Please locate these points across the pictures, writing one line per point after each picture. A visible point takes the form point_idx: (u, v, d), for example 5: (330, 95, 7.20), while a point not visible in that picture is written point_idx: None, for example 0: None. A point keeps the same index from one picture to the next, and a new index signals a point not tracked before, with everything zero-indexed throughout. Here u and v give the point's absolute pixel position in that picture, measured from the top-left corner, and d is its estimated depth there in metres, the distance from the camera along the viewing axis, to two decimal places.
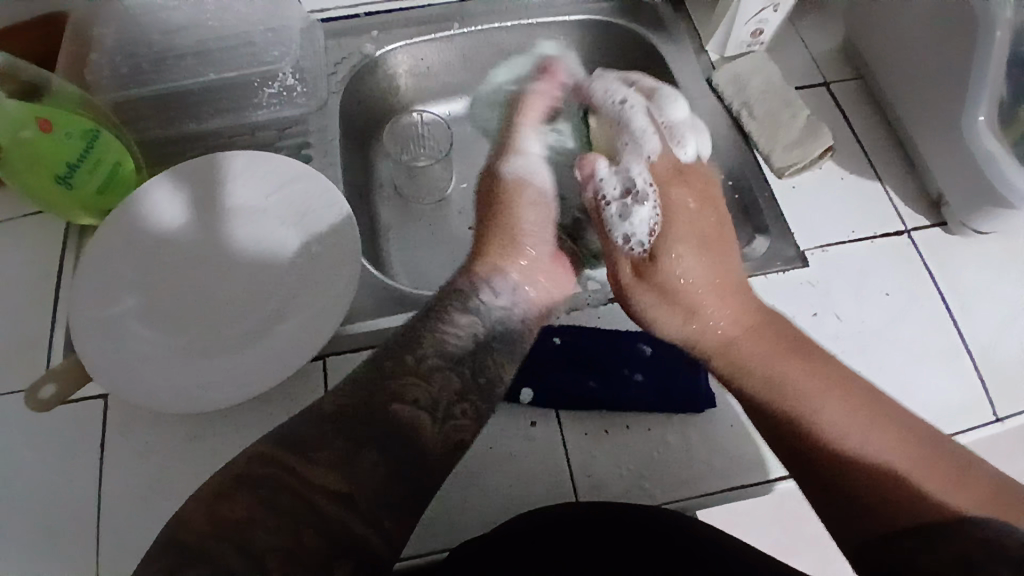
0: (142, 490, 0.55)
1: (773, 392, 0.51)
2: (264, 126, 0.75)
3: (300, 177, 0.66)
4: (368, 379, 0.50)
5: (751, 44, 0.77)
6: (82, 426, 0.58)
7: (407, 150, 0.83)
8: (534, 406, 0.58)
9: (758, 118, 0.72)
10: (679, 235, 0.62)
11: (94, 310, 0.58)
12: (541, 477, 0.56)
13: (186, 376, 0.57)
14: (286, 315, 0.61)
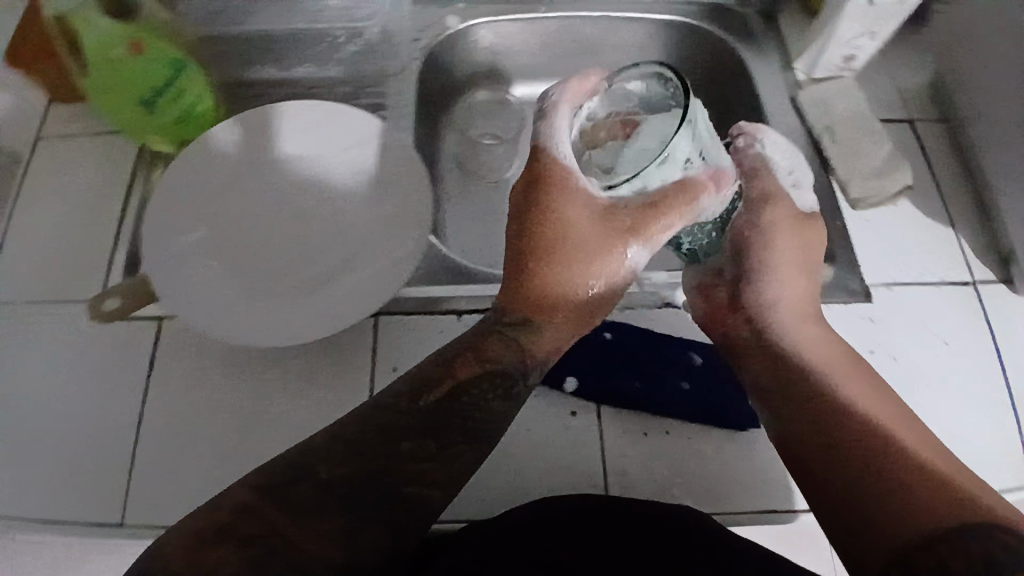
0: (185, 417, 0.56)
1: (824, 411, 0.51)
2: (342, 81, 0.71)
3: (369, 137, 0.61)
4: (373, 415, 0.48)
5: (841, 69, 0.70)
6: (133, 347, 0.58)
7: (475, 125, 0.79)
8: (576, 397, 0.57)
9: (840, 144, 0.66)
10: (780, 254, 0.60)
11: (163, 237, 0.55)
12: (574, 468, 0.54)
13: (244, 316, 0.53)
14: (353, 268, 0.57)
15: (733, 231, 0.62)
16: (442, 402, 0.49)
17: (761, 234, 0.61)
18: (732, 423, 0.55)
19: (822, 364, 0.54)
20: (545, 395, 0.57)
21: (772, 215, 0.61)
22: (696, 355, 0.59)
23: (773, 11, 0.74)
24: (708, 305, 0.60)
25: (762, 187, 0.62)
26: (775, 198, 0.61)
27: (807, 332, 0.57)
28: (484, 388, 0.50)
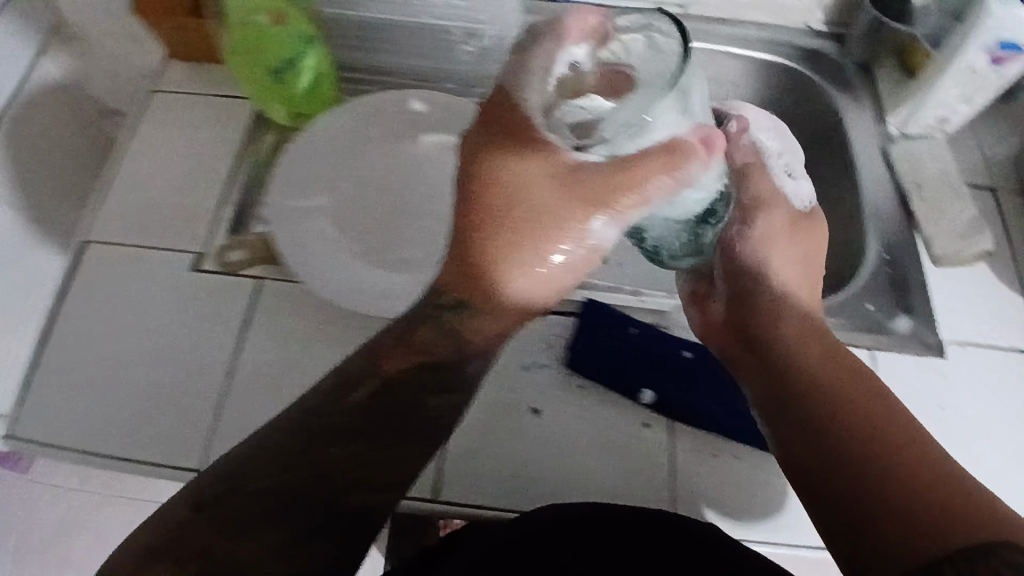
0: (273, 373, 0.58)
1: (817, 415, 0.50)
2: (448, 76, 0.74)
3: None
4: (296, 422, 0.47)
5: (934, 129, 0.71)
6: (229, 301, 0.61)
7: None
8: (651, 409, 0.58)
9: (927, 202, 0.68)
10: (777, 266, 0.61)
11: (292, 201, 0.61)
12: (641, 476, 0.56)
13: (359, 279, 0.58)
14: None
15: (724, 244, 0.63)
16: (371, 403, 0.48)
17: (759, 241, 0.62)
18: None
19: (823, 369, 0.53)
20: (620, 403, 0.58)
21: (769, 224, 0.62)
22: None
23: (872, 63, 0.76)
24: (708, 319, 0.62)
25: (756, 188, 0.63)
26: (770, 202, 0.63)
27: (810, 339, 0.56)
28: (431, 379, 0.49)
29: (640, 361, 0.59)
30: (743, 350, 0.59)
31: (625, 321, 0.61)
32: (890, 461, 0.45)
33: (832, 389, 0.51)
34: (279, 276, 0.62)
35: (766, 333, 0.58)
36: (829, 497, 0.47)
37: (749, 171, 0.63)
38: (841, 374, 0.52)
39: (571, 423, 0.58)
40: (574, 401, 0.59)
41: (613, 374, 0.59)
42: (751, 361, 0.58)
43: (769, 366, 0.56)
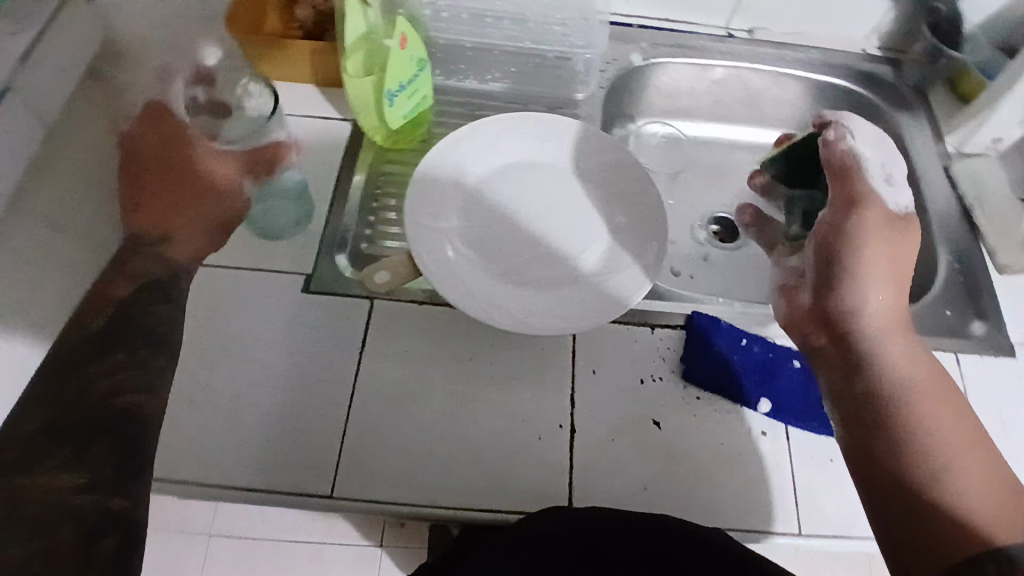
0: (400, 392, 0.60)
1: (876, 420, 0.51)
2: (538, 100, 0.76)
3: (604, 154, 0.65)
4: (48, 379, 0.51)
5: (987, 147, 0.77)
6: (348, 322, 0.63)
7: (651, 161, 0.87)
8: (768, 418, 0.61)
9: (990, 215, 0.72)
10: (872, 261, 0.54)
11: (424, 219, 0.59)
12: (765, 483, 0.58)
13: (494, 299, 0.57)
14: (587, 273, 0.59)
15: (816, 232, 0.57)
16: (107, 332, 0.53)
17: (855, 233, 0.54)
18: None
19: (892, 375, 0.52)
20: (737, 412, 0.61)
21: (863, 218, 0.55)
22: None
23: (927, 87, 0.81)
24: (791, 309, 0.58)
25: (849, 185, 0.57)
26: (865, 199, 0.56)
27: (889, 340, 0.53)
28: (124, 365, 0.51)
29: (756, 372, 0.62)
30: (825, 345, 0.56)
31: (736, 332, 0.64)
32: (963, 481, 0.47)
33: (892, 399, 0.51)
34: (400, 298, 0.64)
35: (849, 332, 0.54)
36: (901, 498, 0.48)
37: (845, 170, 0.57)
38: (913, 384, 0.51)
39: (691, 432, 0.60)
40: (693, 411, 0.61)
41: (729, 384, 0.61)
42: (824, 355, 0.55)
43: (851, 364, 0.54)
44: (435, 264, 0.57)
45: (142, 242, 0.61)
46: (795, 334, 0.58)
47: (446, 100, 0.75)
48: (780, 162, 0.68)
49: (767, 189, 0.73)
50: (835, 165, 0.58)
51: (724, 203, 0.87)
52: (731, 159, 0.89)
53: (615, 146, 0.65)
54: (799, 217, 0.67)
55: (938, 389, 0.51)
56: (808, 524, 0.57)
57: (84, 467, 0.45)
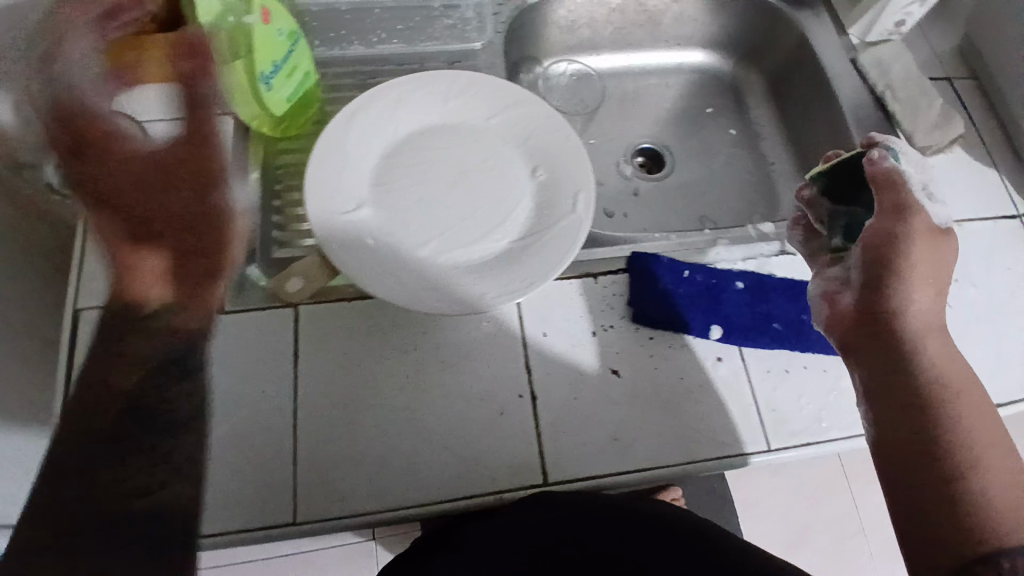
0: (346, 398, 0.56)
1: (912, 419, 0.51)
2: (432, 56, 0.71)
3: (521, 103, 0.60)
4: (54, 485, 0.40)
5: (891, 33, 0.77)
6: (276, 334, 0.58)
7: (563, 101, 0.84)
8: (720, 343, 0.60)
9: (901, 101, 0.73)
10: (915, 264, 0.54)
11: (335, 211, 0.54)
12: (730, 410, 0.58)
13: (418, 281, 0.53)
14: (511, 235, 0.56)
15: (864, 238, 0.56)
16: (116, 421, 0.43)
17: (900, 239, 0.54)
18: None
19: (930, 378, 0.52)
20: (690, 345, 0.60)
21: (910, 224, 0.54)
22: None
23: None
24: (833, 312, 0.57)
25: (901, 194, 0.54)
26: (913, 208, 0.54)
27: (929, 343, 0.53)
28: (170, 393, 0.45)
29: (704, 301, 0.61)
30: (862, 347, 0.55)
31: (676, 265, 0.63)
32: (993, 487, 0.47)
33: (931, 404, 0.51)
34: (323, 297, 0.59)
35: (888, 335, 0.54)
36: (926, 497, 0.48)
37: (893, 185, 0.55)
38: (949, 388, 0.51)
39: (651, 374, 0.59)
40: (648, 352, 0.60)
41: (678, 318, 0.60)
42: (863, 356, 0.55)
43: (889, 366, 0.53)
44: (355, 262, 0.52)
45: (143, 315, 0.46)
46: (833, 337, 0.57)
47: (333, 73, 0.69)
48: (829, 176, 0.61)
49: (814, 204, 0.63)
50: (883, 179, 0.55)
51: (644, 133, 0.86)
52: (644, 87, 0.87)
53: (520, 92, 0.61)
54: (840, 230, 0.61)
55: (971, 393, 0.52)
56: (777, 439, 0.57)
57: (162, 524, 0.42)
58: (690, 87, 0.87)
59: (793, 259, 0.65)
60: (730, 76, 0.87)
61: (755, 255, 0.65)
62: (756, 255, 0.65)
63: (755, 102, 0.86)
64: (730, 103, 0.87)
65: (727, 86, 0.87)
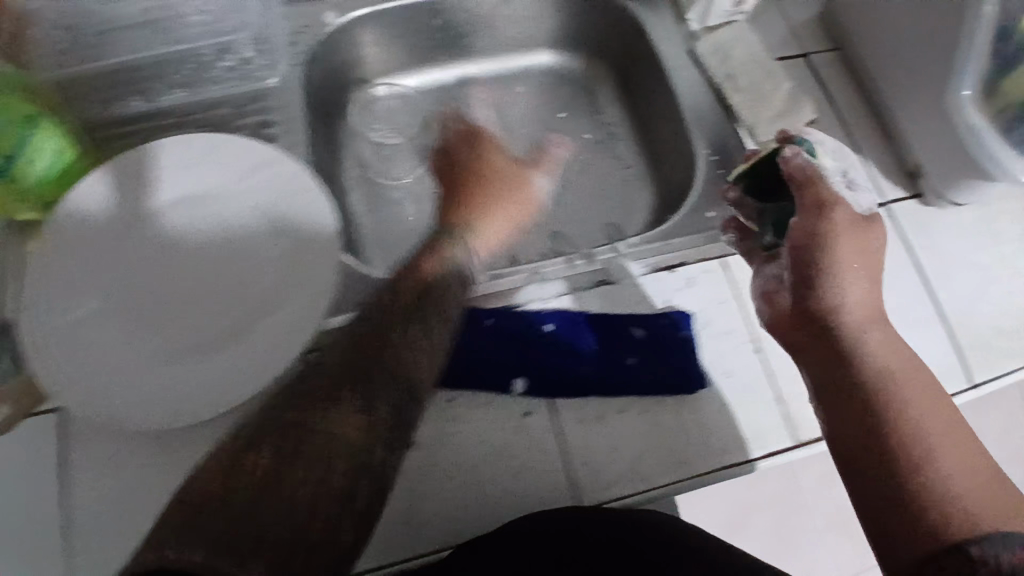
0: (112, 508, 0.51)
1: (857, 414, 0.46)
2: (217, 104, 0.65)
3: (264, 166, 0.57)
4: (343, 353, 0.45)
5: (734, 13, 0.69)
6: (31, 444, 0.52)
7: (379, 125, 0.77)
8: (527, 396, 0.55)
9: (743, 91, 0.66)
10: (846, 255, 0.50)
11: (53, 316, 0.50)
12: (537, 467, 0.54)
13: (153, 384, 0.50)
14: (261, 317, 0.53)
15: (791, 238, 0.53)
16: (408, 310, 0.48)
17: (823, 233, 0.51)
18: (681, 389, 0.56)
19: (871, 369, 0.47)
20: (494, 402, 0.55)
21: (833, 218, 0.51)
22: (637, 329, 0.57)
23: None
24: (774, 311, 0.54)
25: (821, 189, 0.52)
26: (832, 202, 0.52)
27: (870, 334, 0.49)
28: (380, 387, 0.44)
29: (507, 353, 0.55)
30: (805, 344, 0.51)
31: (477, 313, 0.57)
32: (952, 475, 0.42)
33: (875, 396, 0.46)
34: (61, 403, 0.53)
35: (829, 329, 0.49)
36: (879, 493, 0.43)
37: (810, 182, 0.53)
38: (897, 375, 0.46)
39: (451, 438, 0.54)
40: (447, 416, 0.55)
41: (477, 376, 0.55)
42: (806, 354, 0.51)
43: (833, 359, 0.49)
44: (76, 374, 0.49)
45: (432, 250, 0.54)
46: (781, 339, 0.53)
47: (103, 139, 0.63)
48: (754, 176, 0.59)
49: (743, 203, 0.61)
50: (799, 177, 0.53)
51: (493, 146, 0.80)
52: (491, 97, 0.81)
53: (286, 193, 0.57)
54: (771, 225, 0.58)
55: (922, 378, 0.47)
56: (590, 495, 0.54)
57: (325, 559, 0.37)
58: (542, 92, 0.82)
59: (614, 288, 0.59)
60: (581, 75, 0.82)
61: (572, 288, 0.59)
62: (571, 289, 0.59)
63: (608, 103, 0.80)
64: (583, 105, 0.81)
65: (581, 87, 0.82)
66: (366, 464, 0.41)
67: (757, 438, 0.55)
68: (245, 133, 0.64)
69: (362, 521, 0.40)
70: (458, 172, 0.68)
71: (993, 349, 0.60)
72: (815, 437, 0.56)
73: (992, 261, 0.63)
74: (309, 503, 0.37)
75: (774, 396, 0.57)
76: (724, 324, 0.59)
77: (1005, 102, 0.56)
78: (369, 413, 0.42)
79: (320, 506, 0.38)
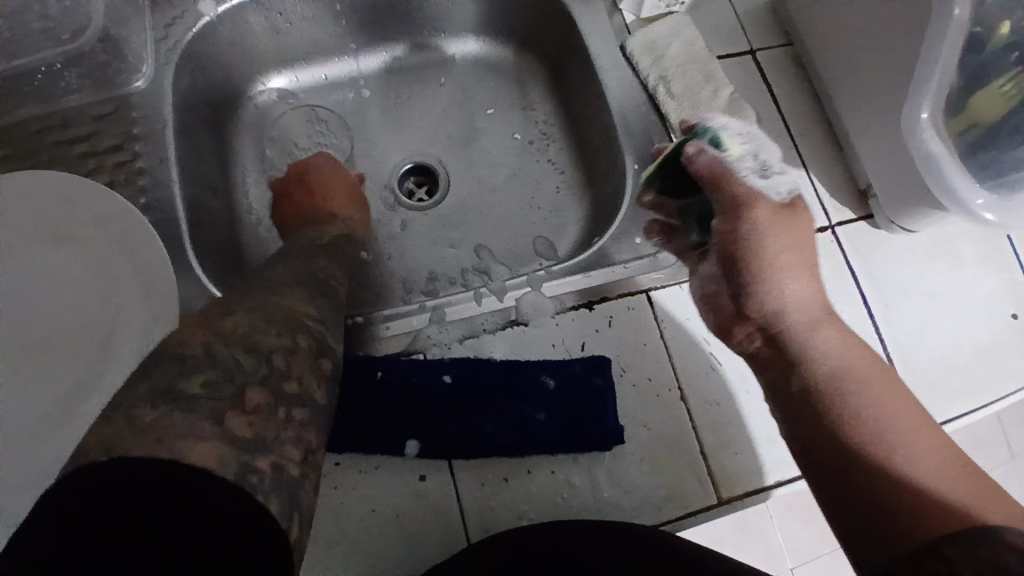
0: None
1: (809, 417, 0.42)
2: (70, 114, 0.56)
3: (82, 199, 0.52)
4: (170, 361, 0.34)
5: (671, 4, 0.61)
6: None
7: (276, 129, 0.70)
8: (422, 458, 0.49)
9: (677, 97, 0.59)
10: (775, 250, 0.46)
11: None
12: (434, 539, 0.48)
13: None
14: (104, 384, 0.48)
15: (715, 242, 0.49)
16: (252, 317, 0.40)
17: (750, 231, 0.46)
18: (595, 446, 0.50)
19: (821, 366, 0.43)
20: (384, 465, 0.49)
21: (755, 213, 0.47)
22: (548, 378, 0.52)
23: None
24: (718, 316, 0.50)
25: (736, 185, 0.47)
26: (749, 196, 0.47)
27: (817, 330, 0.44)
28: (320, 293, 0.47)
29: (398, 408, 0.50)
30: (752, 345, 0.47)
31: (369, 363, 0.51)
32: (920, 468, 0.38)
33: (824, 393, 0.42)
34: None
35: (773, 326, 0.45)
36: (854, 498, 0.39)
37: (723, 181, 0.47)
38: (848, 370, 0.42)
39: (332, 508, 0.48)
40: (332, 484, 0.48)
41: (365, 434, 0.49)
42: (759, 358, 0.47)
43: (780, 359, 0.45)
44: None
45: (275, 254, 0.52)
46: (729, 342, 0.49)
47: None
48: (661, 176, 0.54)
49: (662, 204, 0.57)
50: (710, 177, 0.47)
51: (412, 145, 0.71)
52: (410, 90, 0.73)
53: (112, 226, 0.52)
54: (695, 222, 0.54)
55: (877, 372, 0.42)
56: None
57: (305, 413, 0.37)
58: (467, 83, 0.73)
59: (526, 331, 0.54)
60: (510, 64, 0.73)
61: (482, 326, 0.54)
62: (481, 327, 0.54)
63: (538, 97, 0.72)
64: (513, 98, 0.73)
65: (510, 79, 0.73)
66: (326, 341, 0.42)
67: (679, 498, 0.50)
68: (103, 148, 0.56)
69: (333, 391, 0.41)
70: (291, 170, 0.66)
71: (942, 392, 0.54)
72: (741, 493, 0.51)
73: (946, 288, 0.57)
74: (282, 366, 0.38)
75: (700, 449, 0.52)
76: (646, 370, 0.53)
77: (970, 123, 0.50)
78: (317, 309, 0.45)
79: (291, 364, 0.38)
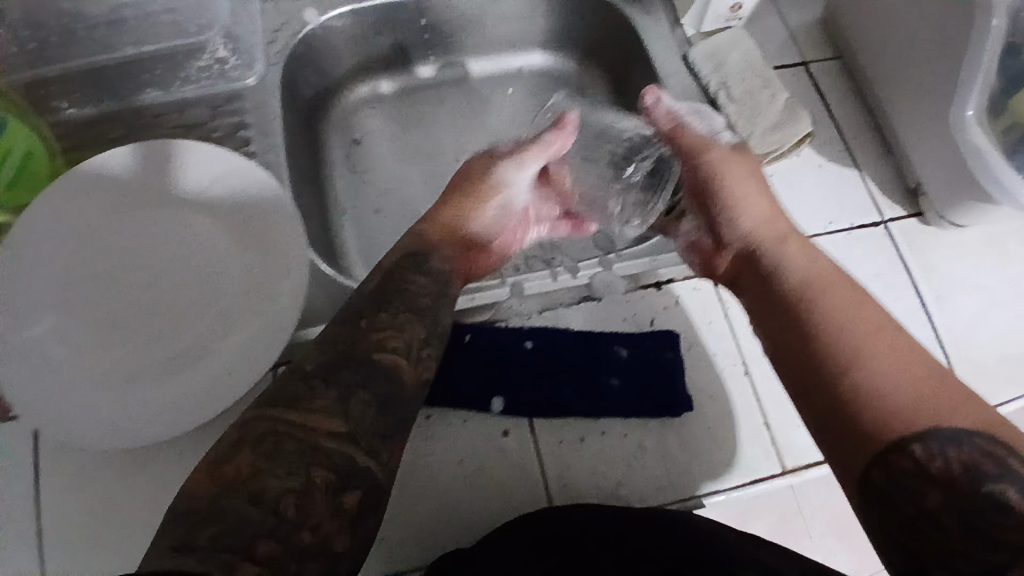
0: (76, 521, 0.49)
1: (788, 330, 0.45)
2: (192, 103, 0.63)
3: (199, 164, 0.54)
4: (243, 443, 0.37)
5: (730, 19, 0.69)
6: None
7: (357, 129, 0.76)
8: (505, 415, 0.53)
9: (737, 100, 0.64)
10: (738, 188, 0.57)
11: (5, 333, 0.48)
12: (515, 491, 0.52)
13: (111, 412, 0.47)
14: (219, 336, 0.50)
15: (686, 186, 0.61)
16: (307, 425, 0.38)
17: (710, 172, 0.58)
18: (666, 412, 0.54)
19: (794, 282, 0.47)
20: (467, 420, 0.53)
21: (712, 157, 0.59)
22: (621, 348, 0.56)
23: None
24: (703, 254, 0.56)
25: (690, 137, 0.61)
26: (703, 146, 0.60)
27: (784, 252, 0.49)
28: (354, 390, 0.40)
29: (482, 370, 0.54)
30: (730, 270, 0.54)
31: (456, 330, 0.55)
32: (891, 373, 0.39)
33: (793, 303, 0.45)
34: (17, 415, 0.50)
35: (745, 250, 0.52)
36: (837, 409, 0.39)
37: (677, 133, 0.61)
38: (818, 284, 0.45)
39: (422, 459, 0.52)
40: (422, 437, 0.52)
41: (453, 391, 0.53)
42: (743, 284, 0.51)
43: (757, 279, 0.50)
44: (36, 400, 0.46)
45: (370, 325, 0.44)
46: (713, 273, 0.56)
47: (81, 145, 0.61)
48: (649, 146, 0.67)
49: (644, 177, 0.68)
50: (667, 127, 0.62)
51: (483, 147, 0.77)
52: (483, 96, 0.79)
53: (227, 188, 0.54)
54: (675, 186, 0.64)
55: (840, 284, 0.45)
56: None
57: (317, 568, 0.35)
58: (536, 92, 0.79)
59: (598, 305, 0.58)
60: (576, 76, 0.79)
61: (558, 301, 0.58)
62: (557, 301, 0.58)
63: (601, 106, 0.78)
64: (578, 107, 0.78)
65: (575, 89, 0.79)
66: (356, 466, 0.38)
67: (744, 463, 0.53)
68: (218, 134, 0.62)
69: (357, 529, 0.37)
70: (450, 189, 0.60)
71: (995, 378, 0.57)
72: (804, 463, 0.54)
73: (997, 283, 0.61)
74: (293, 515, 0.35)
75: (764, 419, 0.55)
76: (712, 345, 0.57)
77: (1013, 120, 0.53)
78: (346, 420, 0.39)
79: (308, 508, 0.35)
